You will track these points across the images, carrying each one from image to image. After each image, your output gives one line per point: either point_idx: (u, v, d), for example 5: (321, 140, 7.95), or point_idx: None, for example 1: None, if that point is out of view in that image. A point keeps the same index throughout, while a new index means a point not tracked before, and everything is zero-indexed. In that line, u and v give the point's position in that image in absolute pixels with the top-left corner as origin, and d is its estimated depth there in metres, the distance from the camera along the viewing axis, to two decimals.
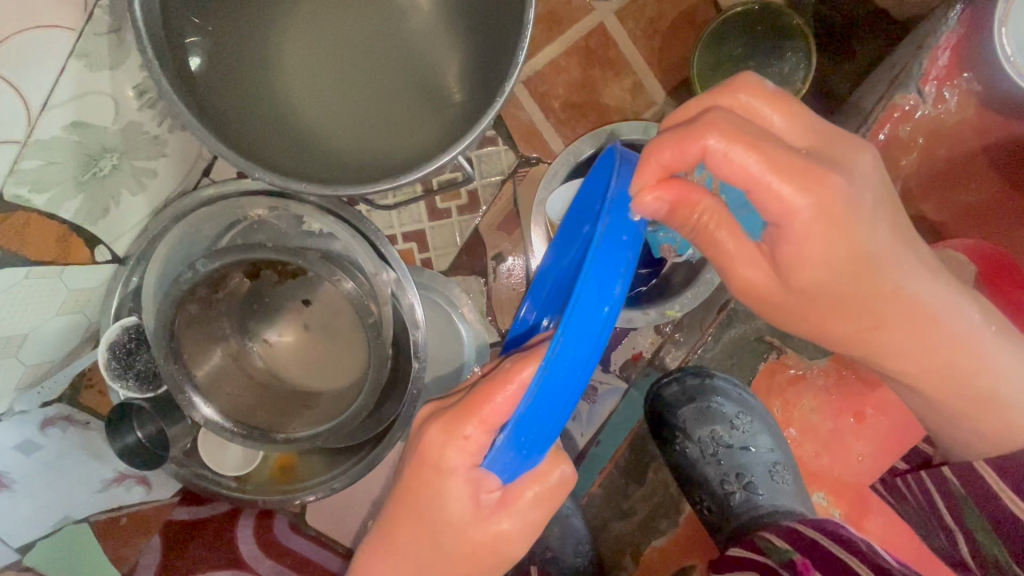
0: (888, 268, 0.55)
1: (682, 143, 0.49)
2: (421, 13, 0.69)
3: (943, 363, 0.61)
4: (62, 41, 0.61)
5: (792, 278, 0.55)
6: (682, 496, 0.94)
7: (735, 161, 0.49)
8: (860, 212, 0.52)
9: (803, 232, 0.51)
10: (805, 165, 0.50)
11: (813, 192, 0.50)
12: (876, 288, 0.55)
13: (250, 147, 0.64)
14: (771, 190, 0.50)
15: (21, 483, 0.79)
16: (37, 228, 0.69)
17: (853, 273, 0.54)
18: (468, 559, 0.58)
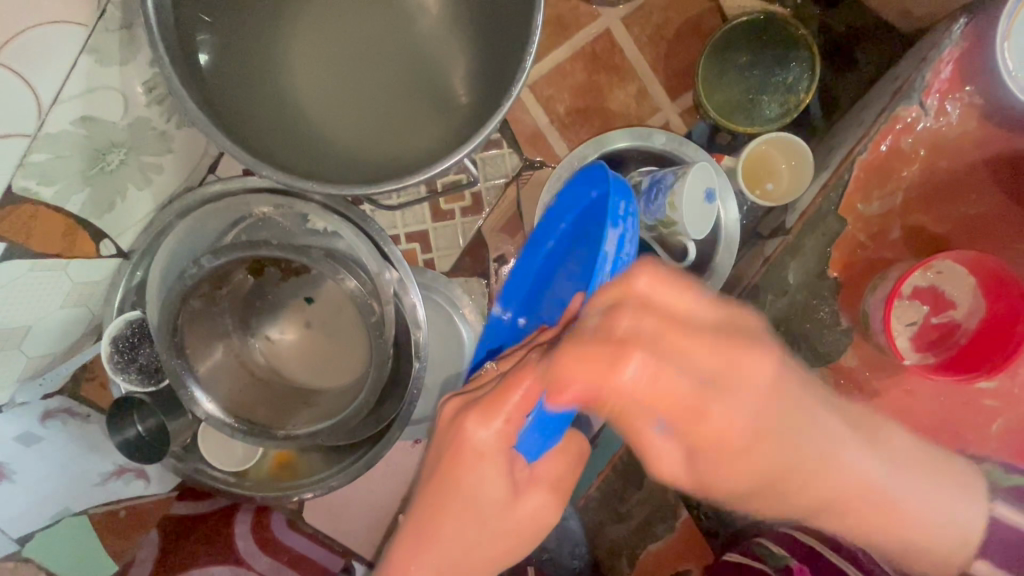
0: (797, 467, 0.58)
1: (591, 373, 0.49)
2: (430, 16, 0.70)
3: (860, 532, 0.63)
4: (74, 35, 0.62)
5: (712, 482, 0.60)
6: (680, 501, 0.89)
7: (640, 389, 0.51)
8: (767, 421, 0.56)
9: (716, 446, 0.56)
10: (673, 403, 0.53)
11: (710, 415, 0.54)
12: (788, 471, 0.59)
13: (256, 144, 0.64)
14: (687, 409, 0.54)
15: (21, 474, 0.79)
16: (44, 221, 0.69)
17: (761, 471, 0.58)
18: (468, 550, 0.61)
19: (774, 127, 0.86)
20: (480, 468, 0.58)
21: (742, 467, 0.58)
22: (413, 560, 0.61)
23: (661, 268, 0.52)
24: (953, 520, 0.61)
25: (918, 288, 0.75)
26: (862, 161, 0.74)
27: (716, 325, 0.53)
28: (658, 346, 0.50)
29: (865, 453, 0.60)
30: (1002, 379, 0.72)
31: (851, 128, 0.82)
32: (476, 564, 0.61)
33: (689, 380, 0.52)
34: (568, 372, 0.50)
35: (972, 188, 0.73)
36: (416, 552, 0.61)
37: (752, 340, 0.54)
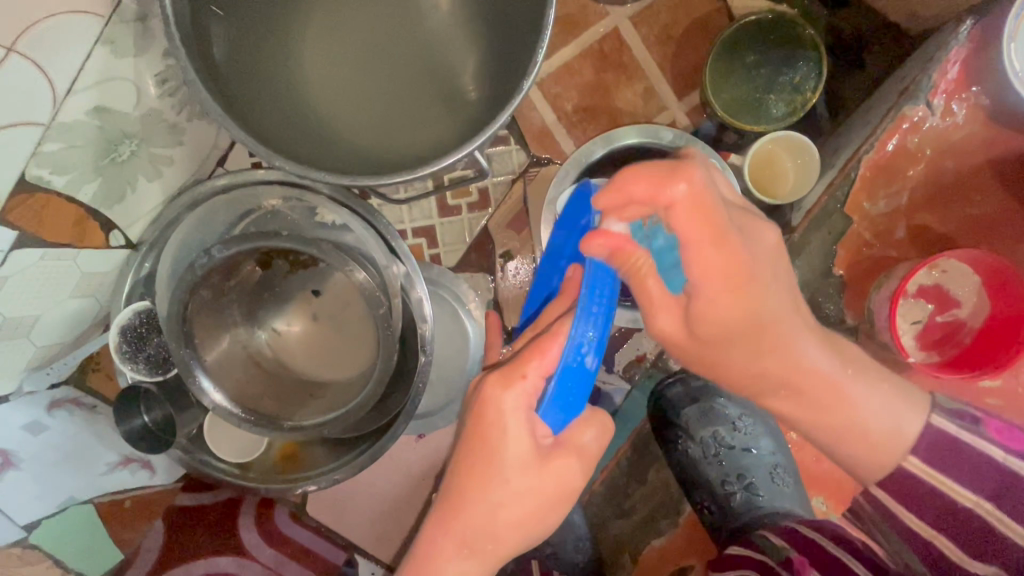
0: (771, 347, 0.59)
1: (657, 181, 0.50)
2: (440, 10, 0.70)
3: (801, 395, 0.62)
4: (89, 26, 0.62)
5: (696, 330, 0.58)
6: (683, 497, 0.95)
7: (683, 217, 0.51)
8: (759, 280, 0.55)
9: (712, 302, 0.55)
10: (738, 271, 0.53)
11: (728, 294, 0.54)
12: (772, 346, 0.59)
13: (268, 135, 0.65)
14: (715, 263, 0.52)
15: (29, 462, 0.79)
16: (55, 210, 0.70)
17: (746, 333, 0.58)
18: (495, 536, 0.60)
19: (784, 125, 0.86)
20: (499, 461, 0.58)
21: (727, 325, 0.56)
22: (438, 539, 0.60)
23: (708, 189, 0.51)
24: (898, 428, 0.62)
25: (923, 287, 0.75)
26: (867, 161, 0.75)
27: (742, 214, 0.56)
28: (709, 208, 0.51)
29: (821, 351, 0.61)
30: (1006, 378, 0.72)
31: (856, 128, 0.83)
32: (496, 556, 0.61)
33: (722, 242, 0.52)
34: (632, 182, 0.51)
35: (979, 188, 0.73)
36: (444, 537, 0.60)
37: (760, 220, 0.57)
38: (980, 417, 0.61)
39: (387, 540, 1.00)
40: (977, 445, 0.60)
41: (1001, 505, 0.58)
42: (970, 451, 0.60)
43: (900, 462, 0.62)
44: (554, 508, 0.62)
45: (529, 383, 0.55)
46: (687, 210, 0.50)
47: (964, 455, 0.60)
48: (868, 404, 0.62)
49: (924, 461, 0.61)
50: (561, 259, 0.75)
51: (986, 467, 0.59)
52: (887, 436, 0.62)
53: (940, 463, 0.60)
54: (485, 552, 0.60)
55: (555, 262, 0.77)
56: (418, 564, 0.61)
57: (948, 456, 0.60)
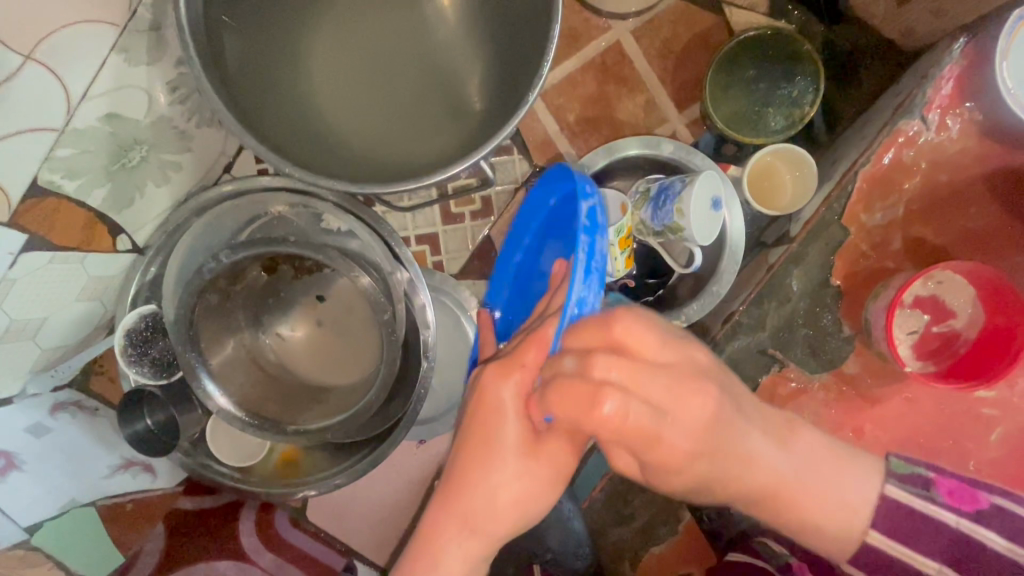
0: (725, 464, 0.56)
1: (597, 331, 0.50)
2: (447, 23, 0.72)
3: (760, 506, 0.62)
4: (105, 35, 0.64)
5: (659, 482, 0.57)
6: (682, 505, 0.92)
7: (616, 415, 0.48)
8: (714, 457, 0.55)
9: (667, 473, 0.54)
10: (642, 429, 0.49)
11: (668, 444, 0.51)
12: (714, 489, 0.57)
13: (277, 143, 0.66)
14: (651, 454, 0.51)
15: (32, 463, 0.78)
16: (66, 214, 0.71)
17: (696, 480, 0.56)
18: (494, 527, 0.61)
19: (781, 138, 0.88)
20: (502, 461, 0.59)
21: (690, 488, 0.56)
22: (443, 536, 0.61)
23: (638, 326, 0.50)
24: (845, 502, 0.63)
25: (920, 297, 0.76)
26: (864, 173, 0.76)
27: (667, 339, 0.52)
28: (638, 349, 0.50)
29: (779, 454, 0.60)
30: (1000, 388, 0.74)
31: (853, 141, 0.85)
32: (496, 547, 0.62)
33: (654, 412, 0.49)
34: (574, 341, 0.50)
35: (971, 200, 0.75)
36: (444, 516, 0.61)
37: (698, 374, 0.52)
38: (931, 481, 0.64)
39: (387, 546, 1.01)
40: (932, 514, 0.63)
41: (956, 567, 0.63)
42: (925, 522, 0.63)
43: (861, 535, 0.63)
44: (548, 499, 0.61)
45: (526, 372, 0.57)
46: (638, 377, 0.48)
47: (917, 519, 0.63)
48: (821, 476, 0.62)
49: (886, 530, 0.63)
50: (525, 237, 0.75)
51: (940, 535, 0.63)
52: (843, 512, 0.62)
53: (902, 535, 0.63)
54: (485, 534, 0.61)
55: (516, 240, 0.77)
56: (418, 545, 0.62)
57: (902, 518, 0.63)
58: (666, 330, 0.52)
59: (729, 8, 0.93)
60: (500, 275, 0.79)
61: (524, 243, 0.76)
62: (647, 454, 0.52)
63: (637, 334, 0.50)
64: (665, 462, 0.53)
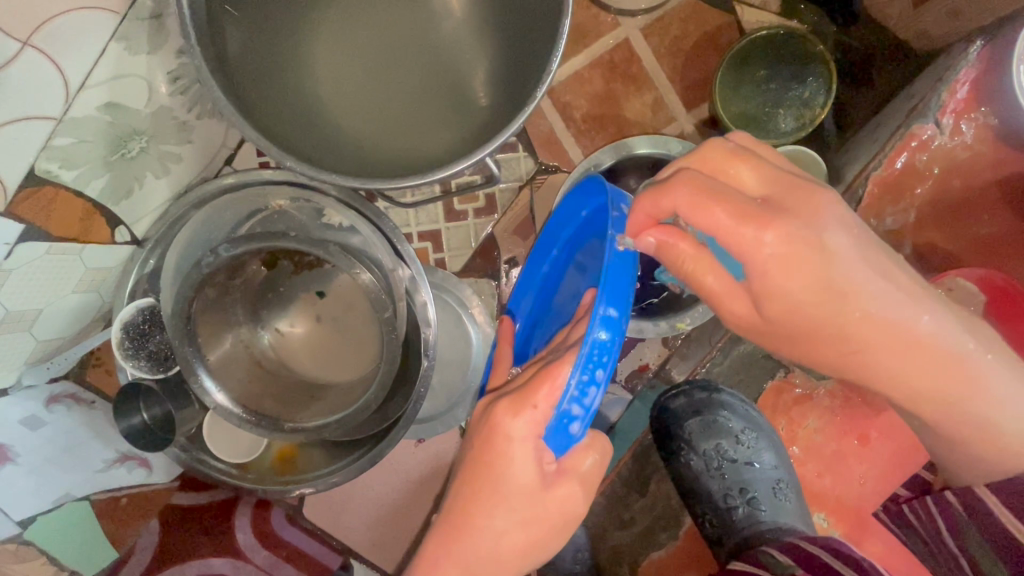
0: (849, 280, 0.51)
1: (654, 196, 0.51)
2: (454, 18, 0.70)
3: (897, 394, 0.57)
4: (103, 22, 0.62)
5: (765, 295, 0.52)
6: (683, 509, 0.94)
7: (703, 216, 0.49)
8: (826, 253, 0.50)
9: (774, 274, 0.51)
10: (743, 212, 0.50)
11: (775, 233, 0.50)
12: (838, 292, 0.51)
13: (279, 136, 0.64)
14: (741, 229, 0.50)
15: (26, 456, 0.77)
16: (63, 205, 0.70)
17: (820, 293, 0.51)
18: (495, 550, 0.58)
19: (789, 141, 0.86)
20: (502, 466, 0.57)
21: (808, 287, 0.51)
22: (441, 561, 0.58)
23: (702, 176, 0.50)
24: None
25: None
26: (876, 178, 0.75)
27: (778, 175, 0.53)
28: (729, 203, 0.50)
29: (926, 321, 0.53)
30: None
31: (863, 146, 0.84)
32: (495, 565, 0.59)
33: (746, 206, 0.50)
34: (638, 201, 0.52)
35: (984, 207, 0.73)
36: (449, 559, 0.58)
37: (811, 187, 0.53)
38: None
39: (384, 547, 1.00)
40: None
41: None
42: None
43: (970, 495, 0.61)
44: (555, 536, 0.61)
45: (538, 413, 0.53)
46: (722, 203, 0.49)
47: None
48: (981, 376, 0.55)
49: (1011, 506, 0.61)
50: (554, 248, 0.76)
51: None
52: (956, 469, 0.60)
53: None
54: (492, 557, 0.59)
55: (544, 249, 0.77)
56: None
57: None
58: (732, 200, 0.50)
59: (740, 7, 0.91)
60: (525, 285, 0.79)
61: (552, 254, 0.76)
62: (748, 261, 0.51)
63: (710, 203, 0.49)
64: (759, 262, 0.51)
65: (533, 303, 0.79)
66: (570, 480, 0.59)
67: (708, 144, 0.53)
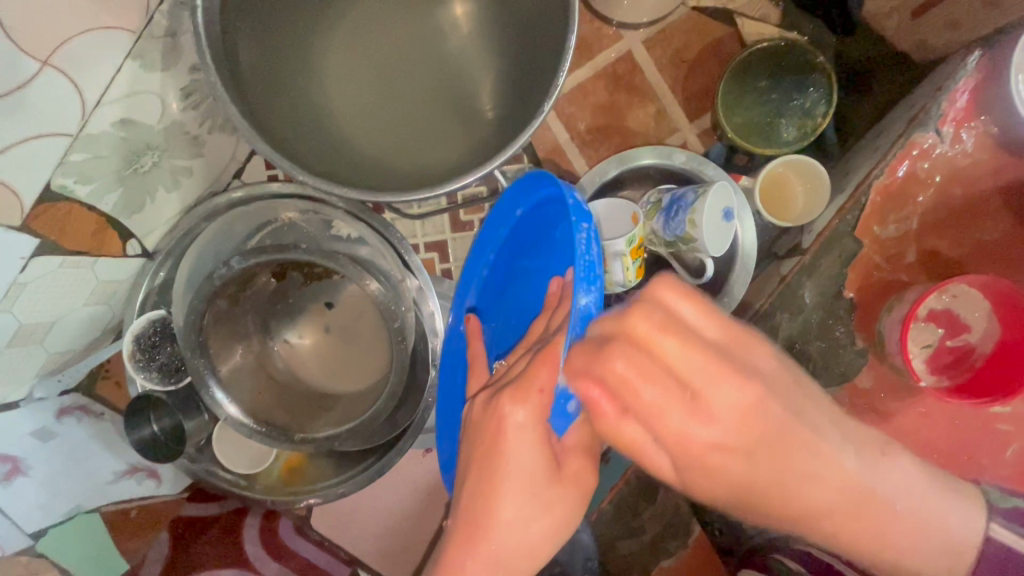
0: (783, 464, 0.48)
1: (591, 355, 0.46)
2: (460, 34, 0.72)
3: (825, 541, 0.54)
4: (120, 42, 0.63)
5: (693, 484, 0.50)
6: (693, 517, 0.92)
7: (654, 359, 0.45)
8: (777, 442, 0.47)
9: (696, 453, 0.47)
10: (682, 393, 0.45)
11: (707, 418, 0.46)
12: (771, 465, 0.48)
13: (290, 149, 0.66)
14: (665, 403, 0.46)
15: (37, 469, 0.78)
16: (76, 218, 0.71)
17: (751, 481, 0.49)
18: (519, 558, 0.58)
19: (792, 150, 0.87)
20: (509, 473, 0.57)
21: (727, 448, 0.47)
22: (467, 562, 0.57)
23: (669, 311, 0.46)
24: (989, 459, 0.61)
25: (933, 312, 0.76)
26: (877, 186, 0.76)
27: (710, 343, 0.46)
28: (679, 351, 0.45)
29: (854, 460, 0.51)
30: (1017, 403, 0.72)
31: (864, 154, 0.84)
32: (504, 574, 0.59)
33: (683, 389, 0.45)
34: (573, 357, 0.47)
35: (987, 213, 0.74)
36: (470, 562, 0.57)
37: (737, 362, 0.47)
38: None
39: (391, 557, 1.00)
40: None
41: None
42: None
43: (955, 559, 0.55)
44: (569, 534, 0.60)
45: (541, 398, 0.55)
46: (669, 355, 0.45)
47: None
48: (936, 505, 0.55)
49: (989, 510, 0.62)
50: (489, 253, 0.75)
51: None
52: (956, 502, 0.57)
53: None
54: (513, 567, 0.58)
55: (478, 254, 0.76)
56: None
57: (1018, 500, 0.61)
58: (682, 331, 0.45)
59: (740, 19, 0.92)
60: (466, 281, 0.77)
61: (489, 258, 0.75)
62: (678, 442, 0.47)
63: (661, 349, 0.45)
64: (688, 450, 0.47)
65: (478, 301, 0.78)
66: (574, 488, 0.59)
67: (636, 313, 0.45)
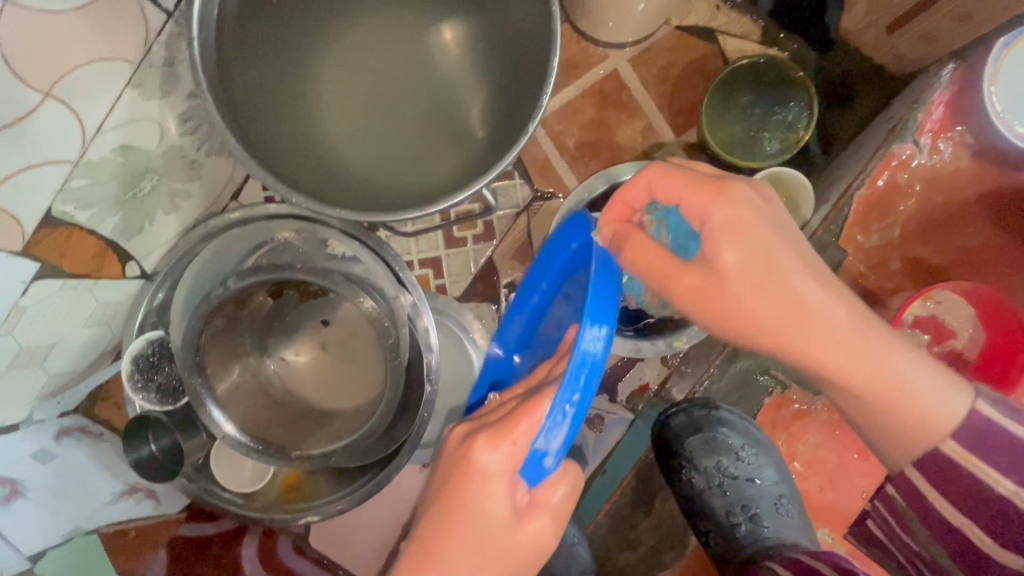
0: (795, 290, 0.54)
1: (625, 195, 0.59)
2: (450, 56, 0.73)
3: (835, 386, 0.58)
4: (119, 71, 0.65)
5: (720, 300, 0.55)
6: (687, 529, 0.94)
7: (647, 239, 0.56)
8: (779, 256, 0.54)
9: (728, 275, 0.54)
10: (702, 182, 0.55)
11: (720, 198, 0.55)
12: (789, 296, 0.54)
13: (285, 173, 0.68)
14: (702, 203, 0.55)
15: (36, 491, 0.80)
16: (77, 242, 0.72)
17: (761, 287, 0.54)
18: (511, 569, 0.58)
19: (775, 162, 0.89)
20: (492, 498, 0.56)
21: (751, 267, 0.54)
22: None
23: (662, 181, 0.56)
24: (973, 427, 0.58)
25: (920, 317, 0.75)
26: (859, 197, 0.78)
27: (704, 177, 0.56)
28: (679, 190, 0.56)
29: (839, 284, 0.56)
30: None
31: (847, 165, 0.86)
32: None
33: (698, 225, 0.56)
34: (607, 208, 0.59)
35: (967, 221, 0.76)
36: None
37: (728, 188, 0.55)
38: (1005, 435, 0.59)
39: None
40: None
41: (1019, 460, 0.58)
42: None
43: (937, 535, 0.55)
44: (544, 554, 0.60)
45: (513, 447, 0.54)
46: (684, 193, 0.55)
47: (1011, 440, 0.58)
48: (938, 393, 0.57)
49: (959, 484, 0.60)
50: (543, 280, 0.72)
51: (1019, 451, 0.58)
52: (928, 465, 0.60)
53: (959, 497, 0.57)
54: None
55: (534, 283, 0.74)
56: None
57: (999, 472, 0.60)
58: (703, 183, 0.55)
59: (723, 37, 0.95)
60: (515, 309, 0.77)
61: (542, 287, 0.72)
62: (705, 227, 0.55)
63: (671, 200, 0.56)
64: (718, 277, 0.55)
65: (520, 332, 0.77)
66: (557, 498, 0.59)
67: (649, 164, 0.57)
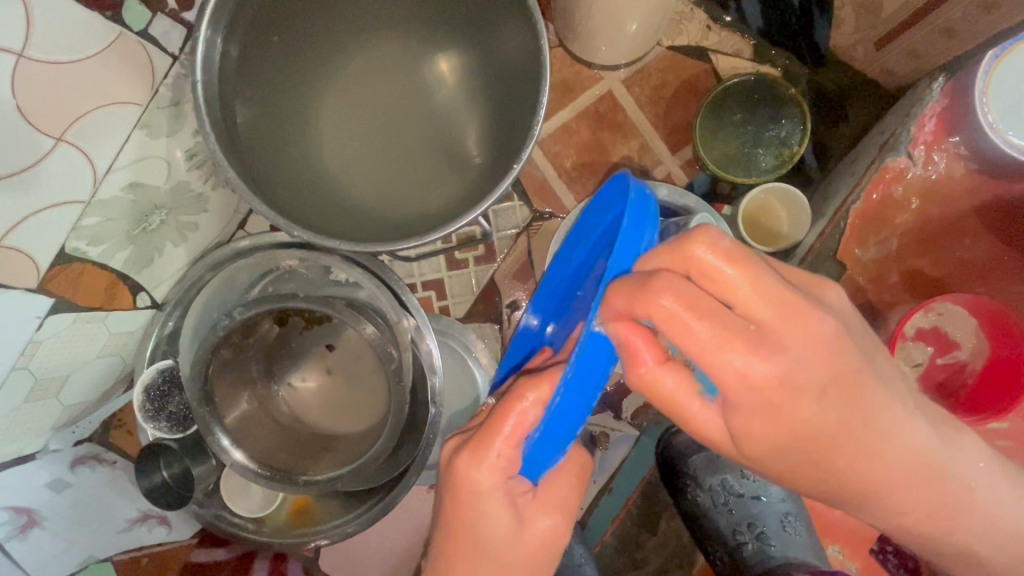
0: (827, 437, 0.52)
1: (636, 298, 0.45)
2: (447, 88, 0.75)
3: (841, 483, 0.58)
4: (129, 114, 0.68)
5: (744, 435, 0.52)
6: (694, 546, 0.96)
7: (684, 328, 0.46)
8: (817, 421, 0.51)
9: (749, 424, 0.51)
10: (738, 331, 0.47)
11: (762, 363, 0.47)
12: (828, 442, 0.52)
13: (288, 205, 0.70)
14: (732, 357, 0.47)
15: (51, 520, 0.81)
16: (90, 278, 0.75)
17: (755, 450, 0.54)
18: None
19: (770, 178, 0.89)
20: (488, 519, 0.58)
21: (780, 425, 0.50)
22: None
23: (690, 290, 0.46)
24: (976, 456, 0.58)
25: (922, 329, 0.75)
26: (854, 211, 0.77)
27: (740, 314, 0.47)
28: (706, 307, 0.46)
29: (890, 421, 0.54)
30: (1014, 420, 0.72)
31: (842, 179, 0.87)
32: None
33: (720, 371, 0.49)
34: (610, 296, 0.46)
35: (966, 232, 0.77)
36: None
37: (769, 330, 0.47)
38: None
39: None
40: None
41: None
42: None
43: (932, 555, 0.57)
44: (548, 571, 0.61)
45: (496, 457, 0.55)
46: (710, 333, 0.46)
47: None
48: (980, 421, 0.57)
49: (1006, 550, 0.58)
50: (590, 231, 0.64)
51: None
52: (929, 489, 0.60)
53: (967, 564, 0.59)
54: None
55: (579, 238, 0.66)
56: None
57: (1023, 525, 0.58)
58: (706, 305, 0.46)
59: (715, 55, 0.96)
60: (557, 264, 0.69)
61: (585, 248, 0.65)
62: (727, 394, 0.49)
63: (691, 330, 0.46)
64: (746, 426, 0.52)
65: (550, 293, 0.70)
66: (552, 508, 0.60)
67: (690, 239, 0.46)
